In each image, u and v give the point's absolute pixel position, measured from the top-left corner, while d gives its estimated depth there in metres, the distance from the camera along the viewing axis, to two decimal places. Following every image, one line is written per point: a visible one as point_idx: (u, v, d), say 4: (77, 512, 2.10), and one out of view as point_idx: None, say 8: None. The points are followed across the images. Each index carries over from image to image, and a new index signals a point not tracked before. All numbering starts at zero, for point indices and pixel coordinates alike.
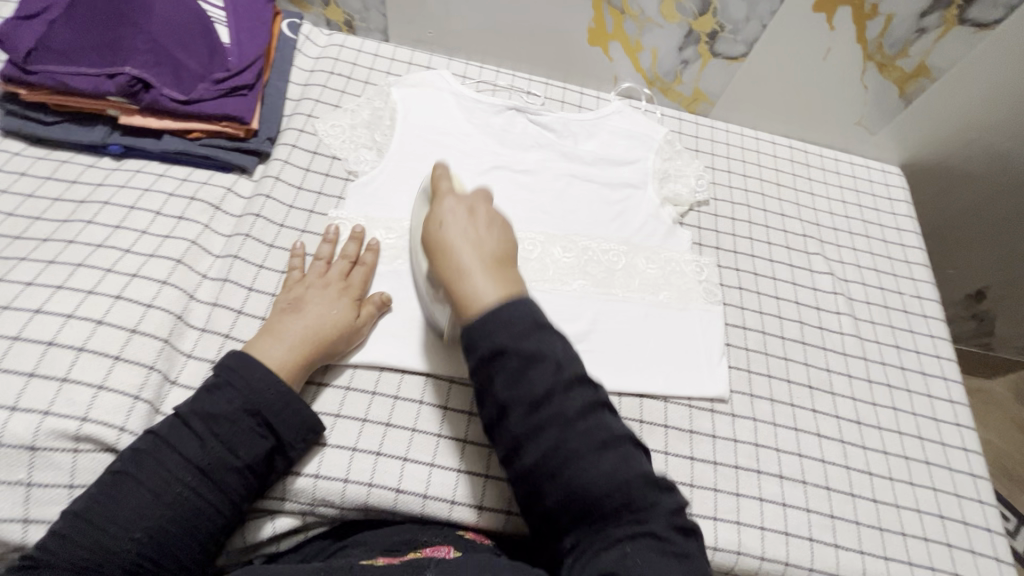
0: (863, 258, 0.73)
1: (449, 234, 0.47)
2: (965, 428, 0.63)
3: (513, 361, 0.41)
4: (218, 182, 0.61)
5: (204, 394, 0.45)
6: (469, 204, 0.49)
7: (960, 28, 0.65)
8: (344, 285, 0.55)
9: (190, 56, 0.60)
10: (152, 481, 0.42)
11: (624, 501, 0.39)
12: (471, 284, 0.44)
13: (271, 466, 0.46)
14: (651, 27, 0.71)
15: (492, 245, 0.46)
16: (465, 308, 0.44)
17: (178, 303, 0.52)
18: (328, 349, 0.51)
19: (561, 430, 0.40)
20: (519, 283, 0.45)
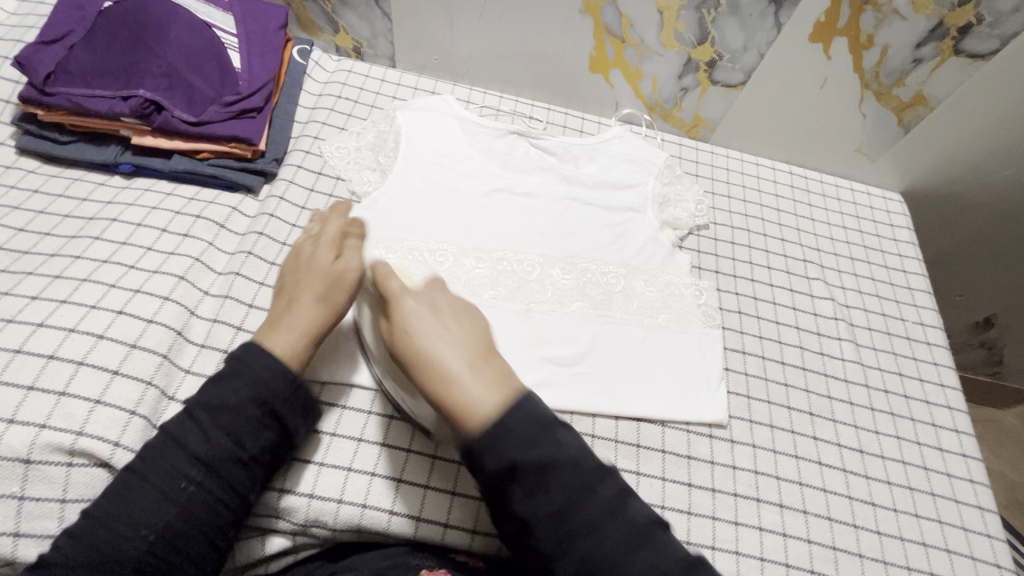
0: (864, 283, 0.73)
1: (422, 343, 0.41)
2: (972, 460, 0.62)
3: (531, 482, 0.37)
4: (224, 201, 0.63)
5: (210, 385, 0.44)
6: (430, 297, 0.43)
7: (956, 58, 0.65)
8: (314, 239, 0.52)
9: (202, 80, 0.61)
10: (158, 477, 0.42)
11: None
12: (462, 392, 0.38)
13: (274, 458, 0.46)
14: (651, 55, 0.71)
15: (469, 338, 0.41)
16: (463, 422, 0.38)
17: (179, 318, 0.52)
18: (323, 302, 0.49)
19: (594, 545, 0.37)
20: (511, 375, 0.40)
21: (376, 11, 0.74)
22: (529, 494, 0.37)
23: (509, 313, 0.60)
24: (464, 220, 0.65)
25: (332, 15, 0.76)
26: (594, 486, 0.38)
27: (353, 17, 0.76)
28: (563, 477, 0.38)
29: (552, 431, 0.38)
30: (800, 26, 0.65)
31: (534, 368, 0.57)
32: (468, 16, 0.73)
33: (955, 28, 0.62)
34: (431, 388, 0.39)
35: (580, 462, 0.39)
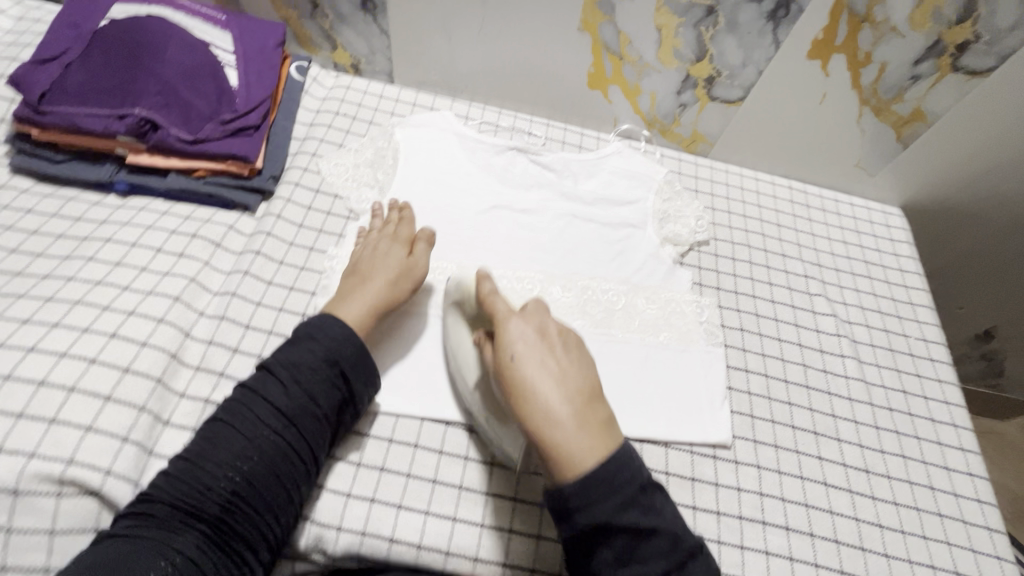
0: (865, 299, 0.73)
1: (527, 376, 0.45)
2: (978, 479, 0.61)
3: (625, 547, 0.41)
4: (221, 220, 0.62)
5: (290, 347, 0.50)
6: (537, 329, 0.49)
7: (953, 75, 0.64)
8: (391, 236, 0.59)
9: (199, 97, 0.61)
10: (244, 426, 0.46)
11: None
12: (564, 439, 0.42)
13: (341, 420, 0.50)
14: (650, 72, 0.71)
15: (575, 381, 0.46)
16: (560, 467, 0.42)
17: (173, 341, 0.52)
18: (393, 286, 0.55)
19: None
20: (610, 429, 0.44)
21: (374, 29, 0.74)
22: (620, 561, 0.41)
23: None
24: (463, 237, 0.65)
25: (330, 32, 0.75)
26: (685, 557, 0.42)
27: (351, 34, 0.75)
28: (659, 549, 0.41)
29: (649, 496, 0.43)
30: (797, 43, 0.65)
31: None
32: (467, 33, 0.72)
33: (953, 45, 0.62)
34: (535, 430, 0.43)
35: (680, 538, 0.42)
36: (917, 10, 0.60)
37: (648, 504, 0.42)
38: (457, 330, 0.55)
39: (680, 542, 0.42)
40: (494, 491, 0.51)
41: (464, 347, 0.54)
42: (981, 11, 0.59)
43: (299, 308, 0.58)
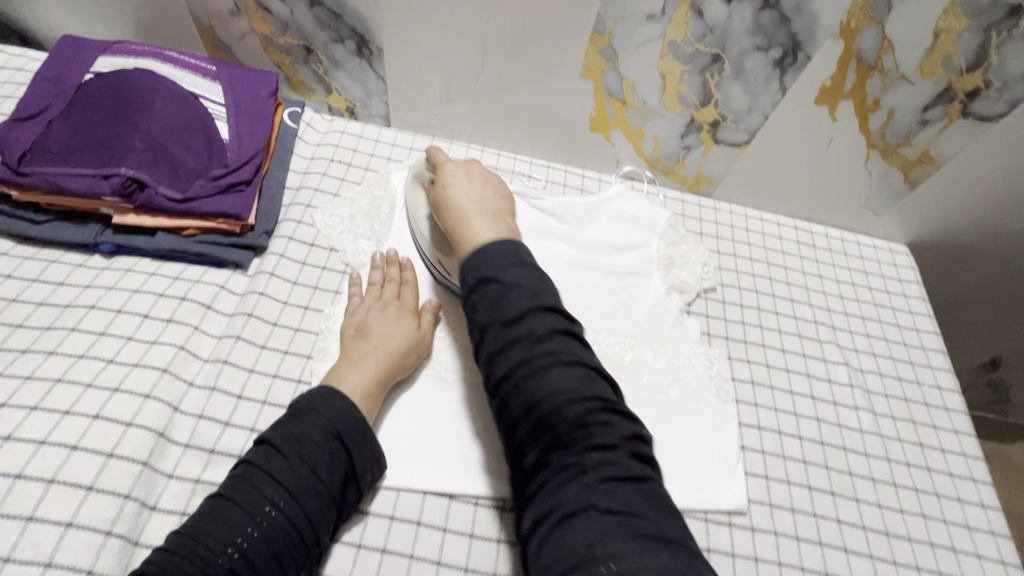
0: (877, 345, 0.70)
1: (451, 193, 0.57)
2: (1001, 537, 0.58)
3: (496, 296, 0.47)
4: (211, 280, 0.59)
5: (291, 418, 0.47)
6: (466, 167, 0.60)
7: (963, 120, 0.63)
8: (398, 302, 0.58)
9: (189, 153, 0.59)
10: (246, 501, 0.43)
11: (586, 423, 0.42)
12: (469, 226, 0.54)
13: (347, 498, 0.47)
14: (653, 116, 0.70)
15: (490, 202, 0.57)
16: (463, 243, 0.53)
17: (161, 418, 0.49)
18: (401, 360, 0.54)
19: (536, 366, 0.44)
20: (513, 233, 0.55)
21: (369, 74, 0.72)
22: (491, 307, 0.46)
23: None
24: None
25: (324, 76, 0.73)
26: (545, 308, 0.46)
27: (346, 78, 0.73)
28: (522, 296, 0.46)
29: (525, 266, 0.49)
30: (805, 90, 0.64)
31: None
32: (464, 78, 0.70)
33: (963, 92, 0.60)
34: (452, 223, 0.55)
35: (542, 294, 0.47)
36: (927, 58, 0.59)
37: (518, 263, 0.49)
38: (416, 198, 0.64)
39: (539, 295, 0.47)
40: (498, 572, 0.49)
41: (419, 204, 0.63)
42: (992, 60, 0.57)
43: (294, 374, 0.55)
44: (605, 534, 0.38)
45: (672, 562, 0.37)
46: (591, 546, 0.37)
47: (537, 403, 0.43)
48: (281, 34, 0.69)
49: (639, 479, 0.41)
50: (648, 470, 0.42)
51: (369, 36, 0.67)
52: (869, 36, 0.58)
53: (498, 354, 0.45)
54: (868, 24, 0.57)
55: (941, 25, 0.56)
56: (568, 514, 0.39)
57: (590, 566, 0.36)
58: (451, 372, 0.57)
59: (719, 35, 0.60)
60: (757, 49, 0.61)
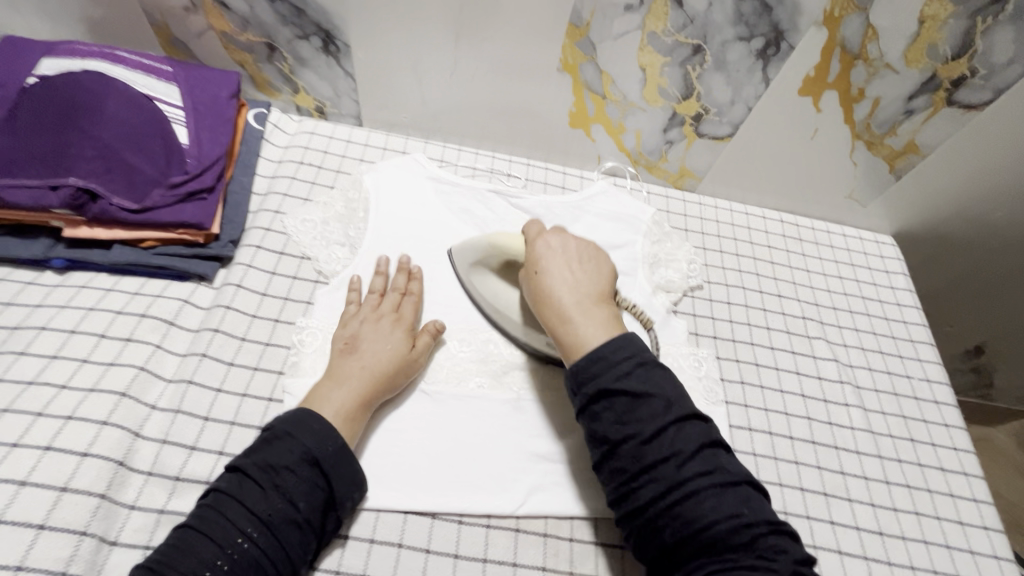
0: (866, 339, 0.69)
1: (549, 287, 0.52)
2: (994, 532, 0.57)
3: (624, 410, 0.45)
4: (174, 293, 0.56)
5: (268, 444, 0.43)
6: (562, 253, 0.55)
7: (948, 109, 0.62)
8: (395, 316, 0.55)
9: (145, 160, 0.56)
10: (215, 534, 0.40)
11: (745, 533, 0.40)
12: (575, 326, 0.50)
13: (325, 526, 0.44)
14: (634, 111, 0.67)
15: (591, 288, 0.52)
16: (570, 341, 0.49)
17: (120, 446, 0.46)
18: (389, 381, 0.51)
19: (689, 484, 0.42)
20: (617, 320, 0.52)
21: (338, 71, 0.68)
22: (622, 422, 0.44)
23: (500, 406, 0.55)
24: (439, 295, 0.61)
25: (290, 75, 0.70)
26: (681, 416, 0.44)
27: (312, 76, 0.70)
28: (656, 409, 0.44)
29: (649, 372, 0.46)
30: (788, 81, 0.62)
31: (526, 470, 0.52)
32: (439, 75, 0.67)
33: (948, 80, 0.59)
34: (552, 314, 0.51)
35: (673, 403, 0.45)
36: (911, 46, 0.57)
37: (644, 371, 0.46)
38: (489, 281, 0.60)
39: (675, 406, 0.45)
40: None
41: (501, 288, 0.59)
42: (977, 47, 0.56)
43: (265, 392, 0.52)
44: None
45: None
46: None
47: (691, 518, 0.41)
48: (242, 31, 0.65)
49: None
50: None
51: (335, 32, 0.63)
52: (854, 23, 0.56)
53: (639, 473, 0.43)
54: (851, 11, 0.56)
55: (925, 11, 0.55)
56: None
57: None
58: (430, 383, 0.55)
59: (699, 26, 0.58)
60: (739, 39, 0.59)
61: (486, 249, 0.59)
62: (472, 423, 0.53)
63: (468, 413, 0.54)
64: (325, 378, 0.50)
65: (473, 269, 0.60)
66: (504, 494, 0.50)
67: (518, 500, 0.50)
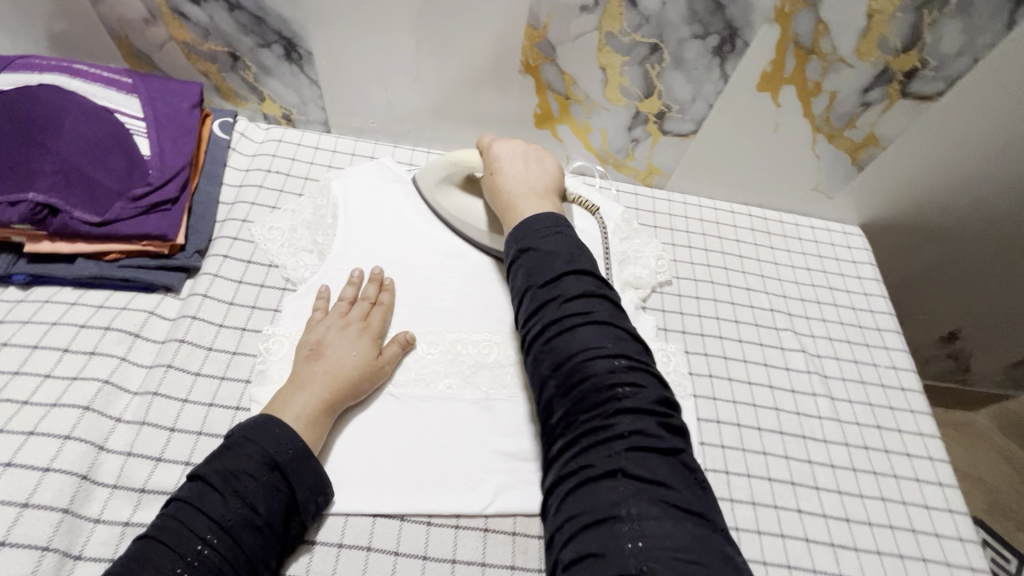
0: (833, 329, 0.70)
1: (502, 174, 0.60)
2: (958, 514, 0.59)
3: (531, 265, 0.50)
4: (140, 306, 0.56)
5: (226, 450, 0.44)
6: (516, 148, 0.62)
7: (904, 100, 0.63)
8: (363, 324, 0.56)
9: (106, 173, 0.56)
10: (175, 542, 0.40)
11: (613, 381, 0.43)
12: (517, 201, 0.57)
13: (288, 530, 0.44)
14: (598, 110, 0.68)
15: (538, 178, 0.60)
16: (511, 220, 0.56)
17: (83, 459, 0.46)
18: (354, 388, 0.51)
19: (569, 325, 0.46)
20: (556, 205, 0.59)
21: (302, 79, 0.68)
22: (528, 275, 0.50)
23: (469, 406, 0.55)
24: (407, 298, 0.61)
25: (255, 83, 0.70)
26: (574, 270, 0.49)
27: (278, 85, 0.70)
28: (552, 263, 0.49)
29: (557, 236, 0.52)
30: (746, 77, 0.63)
31: (495, 469, 0.52)
32: (402, 79, 0.67)
33: (901, 72, 0.60)
34: (501, 205, 0.59)
35: (571, 258, 0.50)
36: (863, 40, 0.58)
37: (556, 235, 0.52)
38: (454, 197, 0.66)
39: (572, 261, 0.49)
40: None
41: (464, 203, 0.66)
42: (927, 39, 0.57)
43: (232, 401, 0.52)
44: (628, 495, 0.38)
45: (693, 532, 0.37)
46: (617, 506, 0.38)
47: (567, 360, 0.44)
48: (203, 41, 0.65)
49: (668, 451, 0.41)
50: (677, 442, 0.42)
51: (296, 40, 0.64)
52: (805, 19, 0.57)
53: (533, 314, 0.48)
54: (802, 8, 0.57)
55: (873, 6, 0.56)
56: (592, 474, 0.40)
57: (612, 522, 0.37)
58: (399, 387, 0.55)
59: (654, 25, 0.59)
60: (695, 38, 0.59)
61: (450, 165, 0.66)
62: (441, 426, 0.54)
63: (437, 415, 0.54)
64: (290, 384, 0.50)
65: (438, 188, 0.66)
66: (472, 496, 0.51)
67: (487, 499, 0.51)
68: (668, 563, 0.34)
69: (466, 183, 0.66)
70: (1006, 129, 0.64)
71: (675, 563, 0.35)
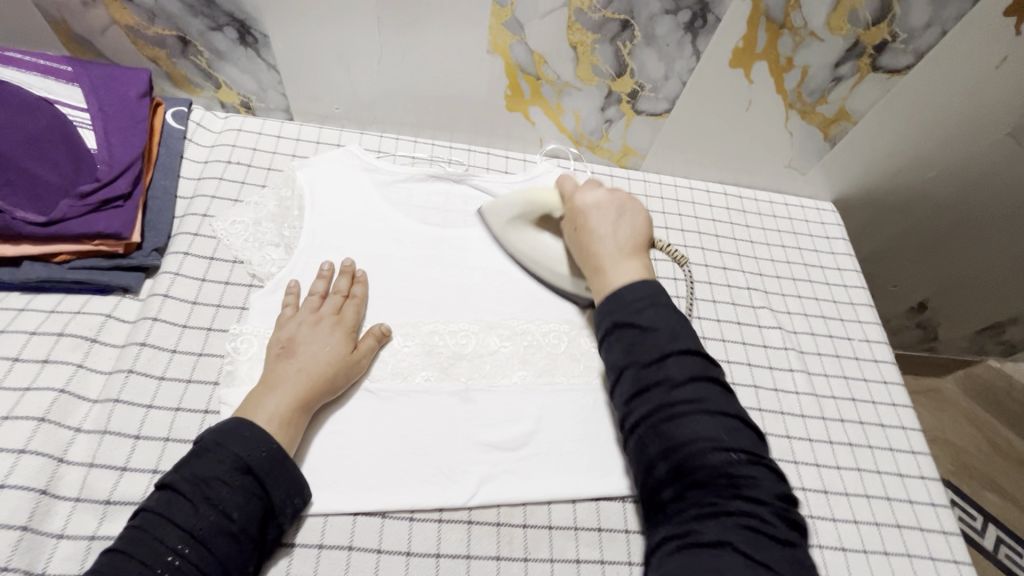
0: (809, 305, 0.71)
1: (591, 232, 0.55)
2: (931, 480, 0.60)
3: (631, 340, 0.47)
4: (95, 309, 0.54)
5: (194, 458, 0.42)
6: (606, 195, 0.57)
7: (874, 74, 0.63)
8: (336, 318, 0.54)
9: (50, 169, 0.52)
10: (144, 554, 0.38)
11: (728, 471, 0.40)
12: (609, 263, 0.53)
13: (264, 536, 0.43)
14: (570, 90, 0.66)
15: (631, 234, 0.55)
16: (602, 288, 0.52)
17: (42, 473, 0.44)
18: (330, 385, 0.50)
19: (678, 411, 0.43)
20: (650, 268, 0.54)
21: (259, 64, 0.65)
22: (628, 349, 0.47)
23: (447, 398, 0.54)
24: (381, 290, 0.59)
25: (209, 70, 0.66)
26: (680, 348, 0.45)
27: (234, 71, 0.66)
28: (656, 341, 0.46)
29: (658, 308, 0.48)
30: (717, 54, 0.62)
31: (476, 461, 0.52)
32: (366, 63, 0.64)
33: (872, 45, 0.60)
34: (591, 268, 0.54)
35: (676, 336, 0.46)
36: (833, 13, 0.58)
37: (654, 307, 0.48)
38: (527, 237, 0.62)
39: (676, 337, 0.46)
40: None
41: (537, 242, 0.62)
42: (896, 11, 0.57)
43: (200, 405, 0.50)
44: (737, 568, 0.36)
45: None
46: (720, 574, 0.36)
47: (678, 447, 0.42)
48: (149, 25, 0.61)
49: (783, 543, 0.39)
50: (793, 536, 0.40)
51: (250, 22, 0.60)
52: None
53: (636, 395, 0.45)
54: None
55: None
56: (700, 544, 0.38)
57: None
58: (375, 382, 0.53)
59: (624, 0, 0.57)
60: (666, 13, 0.58)
61: (525, 204, 0.61)
62: (420, 419, 0.53)
63: (415, 409, 0.53)
64: (262, 384, 0.48)
65: (509, 226, 0.62)
66: (454, 489, 0.50)
67: (470, 491, 0.50)
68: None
69: (541, 223, 0.62)
70: (976, 100, 0.65)
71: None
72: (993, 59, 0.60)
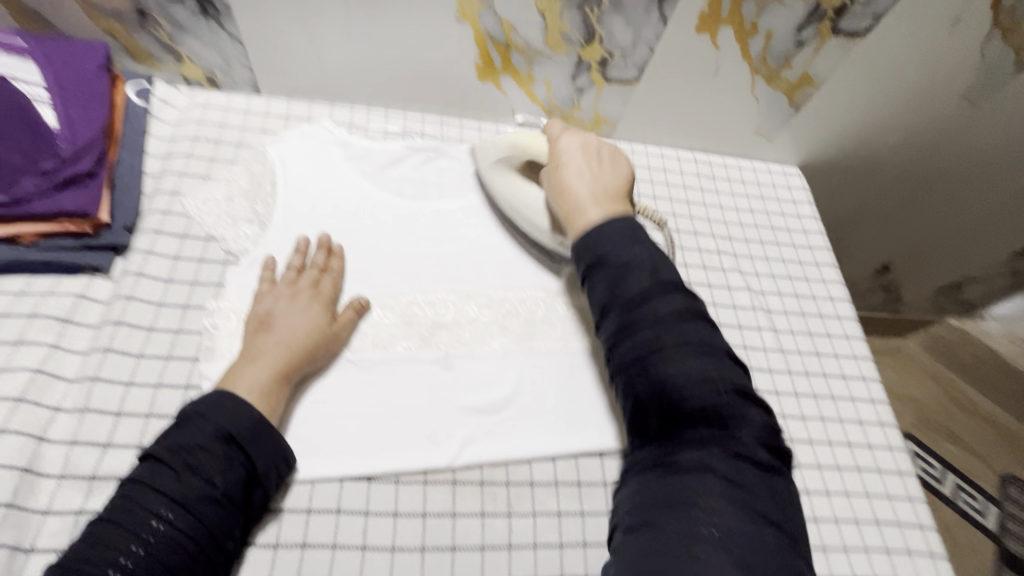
0: (775, 266, 0.74)
1: (571, 179, 0.57)
2: (888, 426, 0.64)
3: (615, 275, 0.49)
4: (67, 289, 0.53)
5: (175, 429, 0.43)
6: (586, 148, 0.60)
7: (835, 38, 0.65)
8: (314, 291, 0.54)
9: (10, 148, 0.52)
10: (129, 522, 0.39)
11: (714, 406, 0.44)
12: (588, 205, 0.55)
13: (250, 501, 0.44)
14: (540, 59, 0.67)
15: (608, 181, 0.58)
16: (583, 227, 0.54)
17: (24, 452, 0.44)
18: (310, 356, 0.51)
19: (667, 348, 0.46)
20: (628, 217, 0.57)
21: (222, 36, 0.63)
22: (612, 288, 0.49)
23: (429, 366, 0.55)
24: (359, 263, 0.59)
25: (170, 43, 0.64)
26: (665, 286, 0.48)
27: (196, 44, 0.64)
28: (639, 278, 0.49)
29: (638, 246, 0.51)
30: (684, 20, 0.62)
31: (458, 424, 0.53)
32: (333, 32, 0.63)
33: (831, 9, 0.62)
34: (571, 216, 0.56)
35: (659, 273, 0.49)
36: None
37: (635, 244, 0.51)
38: (507, 180, 0.64)
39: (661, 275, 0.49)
40: (426, 545, 0.48)
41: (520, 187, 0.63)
42: None
43: (181, 380, 0.50)
44: (713, 494, 0.40)
45: (772, 540, 0.39)
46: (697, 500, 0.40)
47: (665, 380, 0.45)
48: None
49: (762, 467, 0.43)
50: (776, 464, 0.44)
51: None
52: None
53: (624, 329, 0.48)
54: None
55: None
56: (681, 471, 0.42)
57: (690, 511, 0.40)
58: (356, 353, 0.54)
59: None
60: None
61: (509, 148, 0.64)
62: (402, 387, 0.54)
63: (397, 378, 0.54)
64: (242, 357, 0.49)
65: (493, 166, 0.64)
66: (438, 451, 0.52)
67: (453, 453, 0.52)
68: (738, 559, 0.37)
69: (526, 170, 0.64)
70: (931, 65, 0.67)
71: (733, 550, 0.37)
72: (945, 20, 0.62)
